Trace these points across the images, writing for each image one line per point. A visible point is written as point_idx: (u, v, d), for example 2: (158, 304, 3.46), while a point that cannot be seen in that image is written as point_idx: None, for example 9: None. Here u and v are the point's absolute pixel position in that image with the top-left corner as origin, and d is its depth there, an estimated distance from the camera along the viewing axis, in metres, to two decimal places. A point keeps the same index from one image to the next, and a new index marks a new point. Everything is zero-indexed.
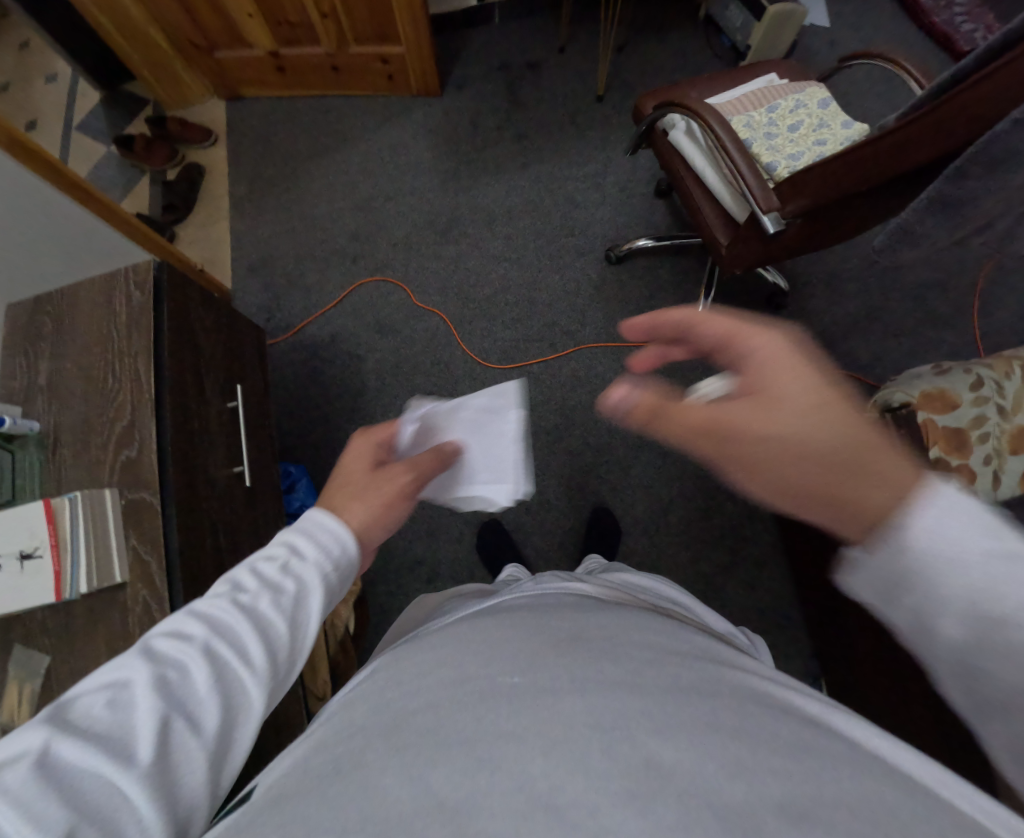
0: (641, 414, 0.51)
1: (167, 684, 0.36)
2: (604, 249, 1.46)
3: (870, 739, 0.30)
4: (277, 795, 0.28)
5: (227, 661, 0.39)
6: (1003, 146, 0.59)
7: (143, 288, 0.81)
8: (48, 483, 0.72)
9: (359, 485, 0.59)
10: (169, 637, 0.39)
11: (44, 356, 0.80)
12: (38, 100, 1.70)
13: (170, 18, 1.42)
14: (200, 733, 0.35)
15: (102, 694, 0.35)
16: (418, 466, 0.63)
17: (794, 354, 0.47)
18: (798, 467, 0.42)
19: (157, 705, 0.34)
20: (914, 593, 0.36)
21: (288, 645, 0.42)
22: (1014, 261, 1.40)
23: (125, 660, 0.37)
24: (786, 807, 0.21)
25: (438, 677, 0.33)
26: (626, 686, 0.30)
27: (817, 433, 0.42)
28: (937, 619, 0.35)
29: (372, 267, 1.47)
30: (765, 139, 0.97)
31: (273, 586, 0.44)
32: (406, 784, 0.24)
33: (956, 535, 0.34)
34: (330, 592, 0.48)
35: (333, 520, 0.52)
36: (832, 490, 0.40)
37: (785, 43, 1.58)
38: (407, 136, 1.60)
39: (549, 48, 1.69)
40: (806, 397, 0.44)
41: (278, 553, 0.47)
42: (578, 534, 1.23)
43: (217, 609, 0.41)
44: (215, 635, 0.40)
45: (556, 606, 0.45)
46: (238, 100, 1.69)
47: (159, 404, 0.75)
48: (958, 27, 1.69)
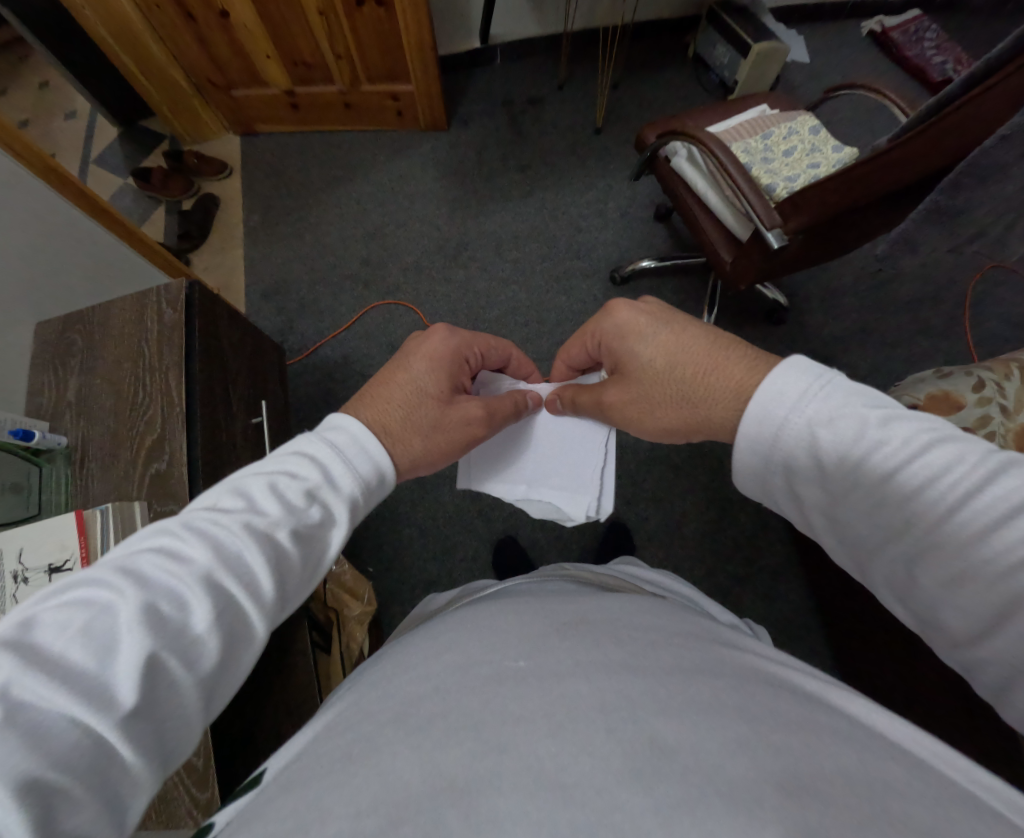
0: (566, 404, 0.70)
1: (158, 611, 0.33)
2: (608, 271, 1.51)
3: (867, 715, 0.31)
4: (296, 775, 0.29)
5: (229, 593, 0.37)
6: (990, 160, 0.63)
7: (174, 307, 0.86)
8: (75, 497, 0.76)
9: (428, 418, 0.62)
10: (162, 558, 0.36)
11: (73, 373, 0.84)
12: (58, 136, 1.80)
13: (191, 58, 1.52)
14: (192, 667, 0.33)
15: (80, 618, 0.31)
16: (496, 410, 0.67)
17: (636, 319, 0.60)
18: (670, 414, 0.57)
19: (145, 639, 0.32)
20: (779, 470, 0.46)
21: (293, 580, 0.42)
22: (1008, 274, 1.44)
23: (113, 579, 0.34)
24: (782, 784, 0.23)
25: (446, 663, 0.35)
26: (628, 668, 0.31)
27: (672, 381, 0.56)
28: (799, 483, 0.45)
29: (384, 291, 1.52)
30: (761, 164, 1.01)
31: (288, 515, 0.43)
32: (421, 765, 0.25)
33: (789, 408, 0.44)
34: (343, 529, 0.47)
35: (365, 443, 0.53)
36: (693, 419, 0.54)
37: (771, 74, 1.68)
38: (415, 167, 1.68)
39: (548, 85, 1.78)
40: (656, 357, 0.58)
41: (295, 482, 0.46)
42: (590, 548, 1.24)
43: (223, 535, 0.39)
44: (217, 564, 0.37)
45: (560, 593, 0.47)
46: (253, 135, 1.78)
47: (190, 417, 0.79)
48: (931, 60, 1.79)
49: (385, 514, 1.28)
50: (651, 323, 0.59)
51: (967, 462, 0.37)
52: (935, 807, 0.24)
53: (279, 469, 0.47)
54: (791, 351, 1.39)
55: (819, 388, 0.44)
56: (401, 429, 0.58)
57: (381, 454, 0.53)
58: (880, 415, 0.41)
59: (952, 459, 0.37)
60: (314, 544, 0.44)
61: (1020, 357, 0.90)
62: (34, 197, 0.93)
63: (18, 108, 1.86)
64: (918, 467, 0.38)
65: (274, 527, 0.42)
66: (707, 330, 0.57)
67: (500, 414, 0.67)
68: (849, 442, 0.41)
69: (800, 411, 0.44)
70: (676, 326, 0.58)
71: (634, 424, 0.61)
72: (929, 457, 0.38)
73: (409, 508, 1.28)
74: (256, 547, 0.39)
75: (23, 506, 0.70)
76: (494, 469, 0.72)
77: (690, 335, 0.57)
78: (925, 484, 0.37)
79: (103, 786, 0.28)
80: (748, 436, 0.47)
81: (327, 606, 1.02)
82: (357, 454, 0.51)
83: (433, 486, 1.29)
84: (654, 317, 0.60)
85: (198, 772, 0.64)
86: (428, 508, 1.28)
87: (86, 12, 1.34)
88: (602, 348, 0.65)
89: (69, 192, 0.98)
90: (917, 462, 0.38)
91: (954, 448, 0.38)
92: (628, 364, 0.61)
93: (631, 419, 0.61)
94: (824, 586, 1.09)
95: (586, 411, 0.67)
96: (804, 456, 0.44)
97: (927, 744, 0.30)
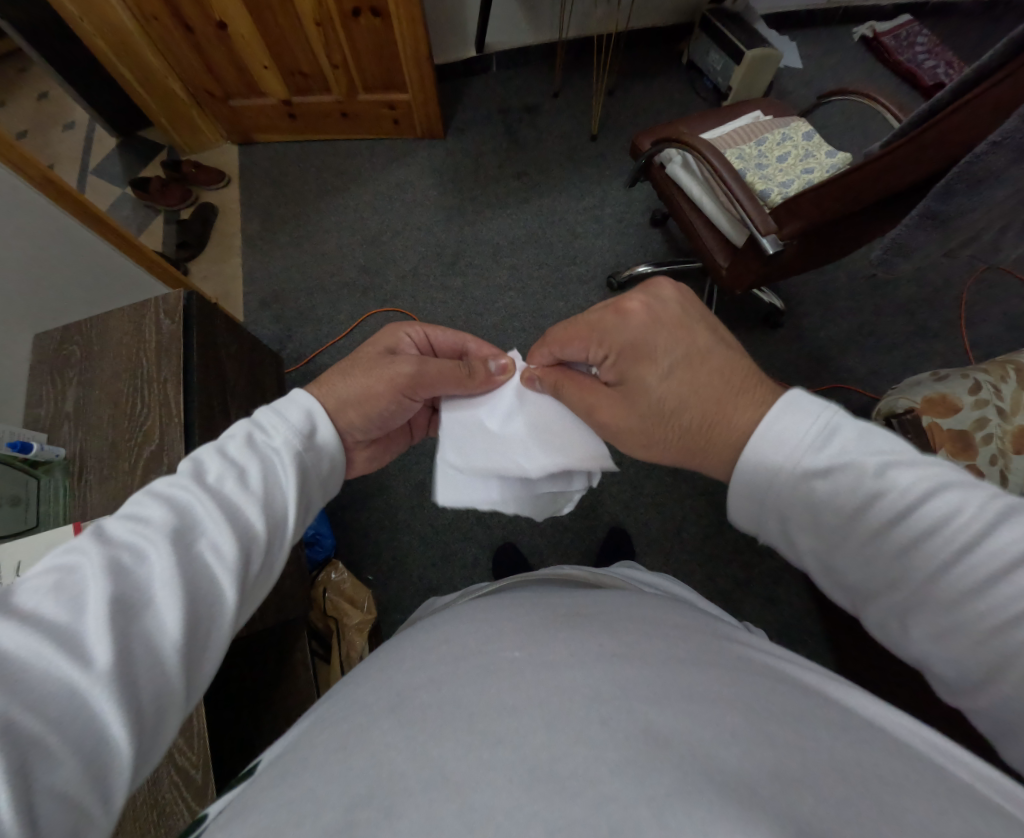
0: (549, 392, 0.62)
1: (120, 564, 0.35)
2: (604, 277, 1.52)
3: (863, 706, 0.32)
4: (290, 767, 0.29)
5: (192, 545, 0.38)
6: (980, 168, 0.64)
7: (172, 318, 0.86)
8: (74, 508, 0.75)
9: (359, 366, 0.63)
10: (126, 521, 0.38)
11: (72, 384, 0.84)
12: (55, 147, 1.80)
13: (188, 69, 1.53)
14: (161, 614, 0.34)
15: (48, 575, 0.33)
16: (423, 368, 0.62)
17: (653, 337, 0.52)
18: (664, 453, 0.55)
19: (110, 586, 0.33)
20: (774, 515, 0.45)
21: (260, 532, 0.43)
22: (1003, 275, 1.45)
23: (78, 542, 0.36)
24: (777, 776, 0.23)
25: (441, 654, 0.35)
26: (622, 658, 0.31)
27: (679, 419, 0.51)
28: (793, 530, 0.44)
29: (382, 299, 1.53)
30: (755, 170, 1.02)
31: (237, 473, 0.45)
32: (415, 757, 0.25)
33: (790, 451, 0.43)
34: (299, 485, 0.49)
35: (302, 412, 0.55)
36: (694, 464, 0.53)
37: (764, 81, 1.69)
38: (412, 174, 1.69)
39: (544, 92, 1.79)
40: (665, 389, 0.52)
41: (243, 445, 0.48)
42: (591, 554, 1.23)
43: (181, 497, 0.41)
44: (173, 520, 0.39)
45: (555, 589, 0.47)
46: (250, 144, 1.79)
47: (188, 426, 0.79)
48: (922, 65, 1.81)
49: (384, 521, 1.28)
50: (677, 352, 0.52)
51: (963, 514, 0.37)
52: (929, 800, 0.24)
53: (225, 439, 0.49)
54: (788, 354, 1.39)
55: (819, 432, 0.42)
56: (328, 376, 0.62)
57: (317, 414, 0.56)
58: (876, 464, 0.40)
59: (953, 507, 0.37)
60: (269, 497, 0.46)
61: (1015, 359, 0.90)
62: (30, 207, 0.93)
63: (16, 119, 1.87)
64: (919, 516, 0.38)
65: (226, 485, 0.44)
66: (729, 363, 0.51)
67: (436, 373, 0.63)
68: (847, 493, 0.41)
69: (797, 460, 0.43)
70: (695, 360, 0.51)
71: (624, 443, 0.58)
72: (932, 503, 0.38)
73: (409, 516, 1.28)
74: (210, 503, 0.41)
75: (20, 519, 0.70)
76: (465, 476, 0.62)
77: (712, 377, 0.50)
78: (921, 537, 0.38)
79: (80, 730, 0.28)
80: (744, 480, 0.46)
81: (327, 615, 1.04)
82: (293, 417, 0.54)
83: (432, 493, 1.29)
84: (673, 339, 0.52)
85: (196, 784, 0.63)
86: (427, 515, 1.28)
87: (83, 24, 1.35)
88: (603, 352, 0.55)
89: (65, 201, 0.97)
90: (919, 510, 0.38)
91: (957, 495, 0.38)
92: (630, 385, 0.54)
93: (621, 436, 0.57)
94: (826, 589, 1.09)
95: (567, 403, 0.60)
96: (800, 506, 0.43)
97: (921, 734, 0.30)
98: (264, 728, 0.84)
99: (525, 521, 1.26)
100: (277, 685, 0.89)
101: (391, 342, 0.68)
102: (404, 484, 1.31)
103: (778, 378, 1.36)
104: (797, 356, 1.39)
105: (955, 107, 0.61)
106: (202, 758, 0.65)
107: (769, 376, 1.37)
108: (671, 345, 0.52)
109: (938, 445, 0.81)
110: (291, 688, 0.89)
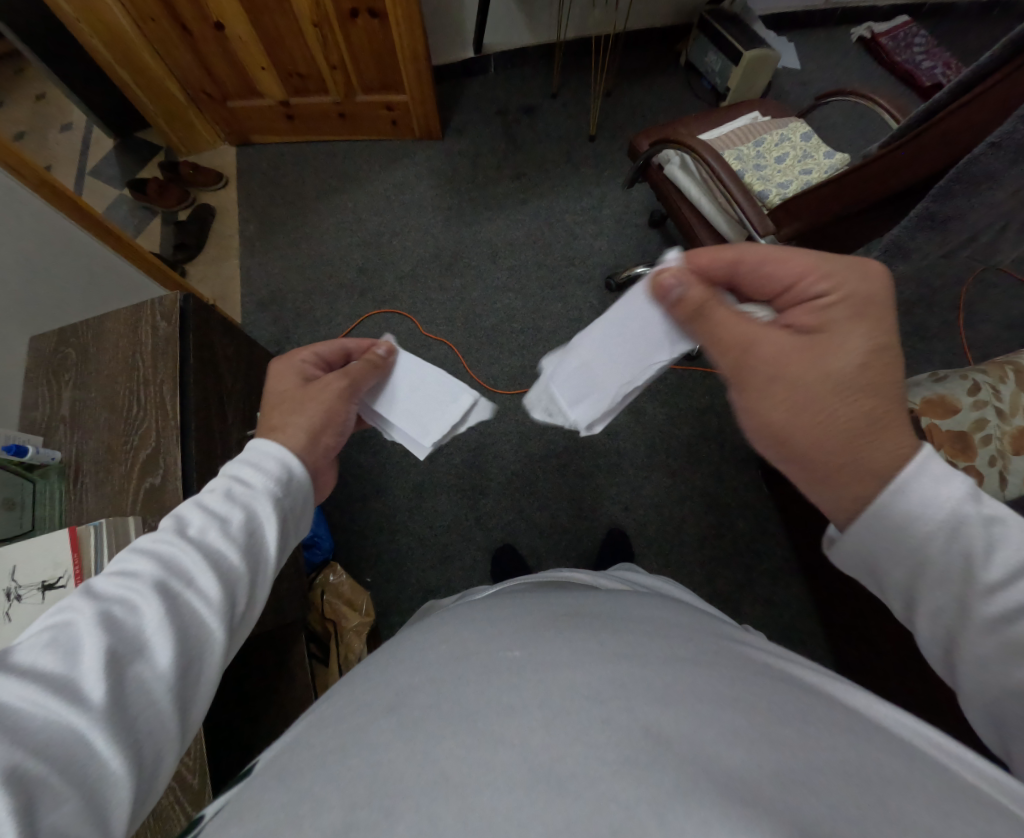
0: (683, 315, 0.58)
1: (112, 618, 0.37)
2: (603, 277, 1.52)
3: (865, 706, 0.31)
4: (290, 767, 0.29)
5: (178, 594, 0.40)
6: (979, 169, 0.63)
7: (168, 320, 0.85)
8: (69, 513, 0.75)
9: (296, 399, 0.61)
10: (114, 575, 0.40)
11: (68, 386, 0.84)
12: (52, 148, 1.80)
13: (186, 71, 1.53)
14: (152, 662, 0.36)
15: (44, 632, 0.35)
16: (350, 374, 0.64)
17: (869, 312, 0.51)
18: (792, 415, 0.51)
19: (103, 640, 0.35)
20: (904, 566, 0.44)
21: (244, 575, 0.44)
22: (1000, 275, 1.45)
23: (70, 599, 0.38)
24: (778, 777, 0.22)
25: (442, 654, 0.34)
26: (622, 657, 0.31)
27: (855, 395, 0.48)
28: (923, 583, 0.43)
29: (380, 300, 1.52)
30: (753, 171, 1.02)
31: (219, 522, 0.46)
32: (414, 756, 0.25)
33: (941, 509, 0.42)
34: (285, 525, 0.50)
35: (275, 450, 0.54)
36: (837, 453, 0.48)
37: (761, 82, 1.70)
38: (411, 175, 1.68)
39: (542, 93, 1.79)
40: (854, 360, 0.49)
41: (222, 489, 0.49)
42: (591, 556, 1.23)
43: (165, 547, 0.43)
44: (161, 571, 0.41)
45: (554, 589, 0.46)
46: (248, 145, 1.78)
47: (185, 430, 0.79)
48: (919, 65, 1.81)
49: (383, 523, 1.27)
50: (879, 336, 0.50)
51: None
52: (932, 801, 0.23)
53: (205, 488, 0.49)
54: None
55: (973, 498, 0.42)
56: (283, 419, 0.59)
57: (293, 459, 0.54)
58: None
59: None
60: (255, 542, 0.47)
61: (1015, 359, 0.90)
62: (24, 206, 0.92)
63: (14, 121, 1.86)
64: None
65: (210, 534, 0.44)
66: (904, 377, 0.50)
67: (359, 372, 0.66)
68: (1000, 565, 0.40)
69: (949, 519, 0.42)
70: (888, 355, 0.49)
71: (762, 394, 0.53)
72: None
73: (408, 518, 1.27)
74: (195, 552, 0.43)
75: (16, 522, 0.70)
76: (418, 418, 0.68)
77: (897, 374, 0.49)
78: None
79: (83, 776, 0.31)
80: (871, 520, 0.45)
81: (326, 617, 1.03)
82: (272, 460, 0.53)
83: (432, 495, 1.29)
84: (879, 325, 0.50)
85: (193, 789, 0.63)
86: (426, 517, 1.27)
87: (80, 26, 1.35)
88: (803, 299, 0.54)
89: (57, 200, 0.97)
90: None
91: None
92: (810, 343, 0.51)
93: (771, 383, 0.52)
94: (826, 589, 1.09)
95: (714, 325, 0.56)
96: (940, 562, 0.42)
97: (923, 735, 0.30)
98: (262, 731, 0.84)
99: (525, 522, 1.26)
100: (276, 688, 0.88)
101: (287, 375, 0.65)
102: (403, 485, 1.30)
103: None
104: None
105: (954, 107, 0.61)
106: (197, 761, 0.64)
107: None
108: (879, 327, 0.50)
109: (936, 445, 0.81)
110: (290, 691, 0.88)
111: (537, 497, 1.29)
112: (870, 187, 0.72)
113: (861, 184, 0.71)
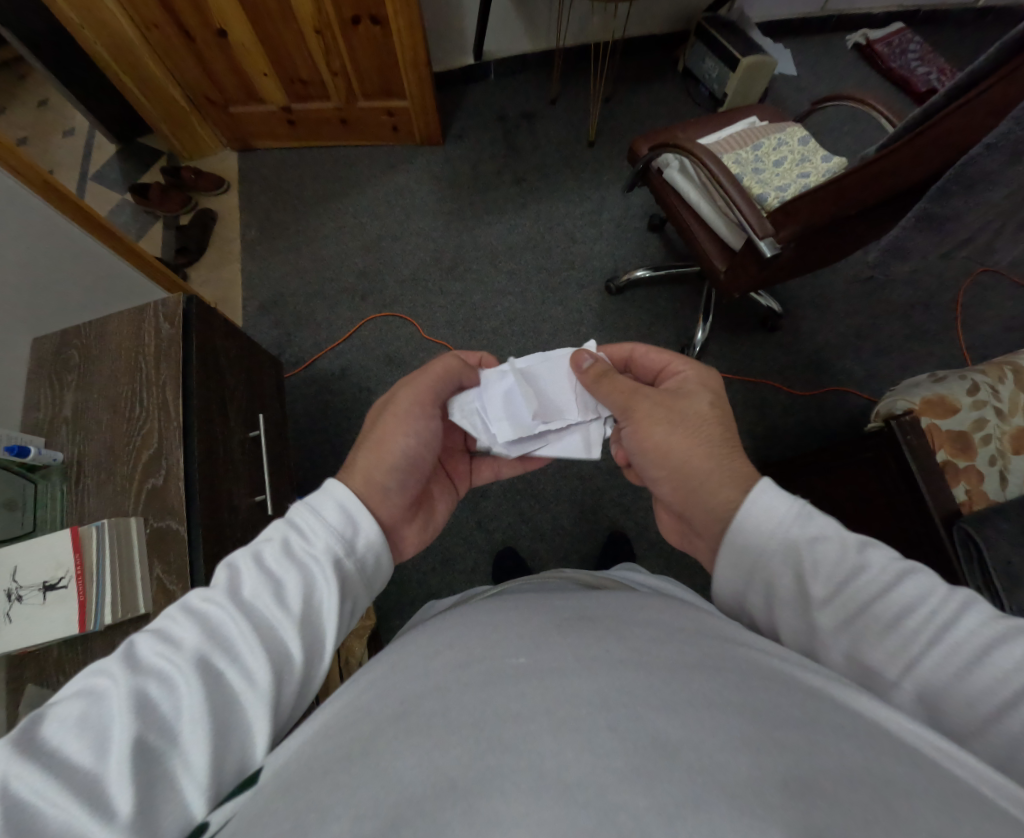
0: (592, 380, 0.66)
1: (148, 698, 0.37)
2: (603, 282, 1.53)
3: (871, 711, 0.31)
4: (295, 776, 0.29)
5: (218, 671, 0.40)
6: (976, 170, 0.64)
7: (171, 322, 0.86)
8: (70, 514, 0.75)
9: (372, 428, 0.66)
10: (158, 643, 0.41)
11: (70, 387, 0.84)
12: (56, 153, 1.81)
13: (188, 76, 1.54)
14: (184, 753, 0.36)
15: (83, 708, 0.36)
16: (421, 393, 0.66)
17: (706, 388, 0.63)
18: (670, 456, 0.58)
19: (130, 728, 0.35)
20: (758, 585, 0.47)
21: (290, 654, 0.43)
22: (997, 277, 1.46)
23: (111, 667, 0.39)
24: (789, 783, 0.23)
25: (446, 660, 0.34)
26: (630, 664, 0.31)
27: (711, 429, 0.58)
28: (778, 604, 0.46)
29: (381, 304, 1.53)
30: (752, 174, 1.03)
31: (273, 587, 0.45)
32: (420, 765, 0.25)
33: (777, 523, 0.47)
34: (342, 592, 0.49)
35: (343, 493, 0.53)
36: (702, 467, 0.55)
37: (758, 88, 1.71)
38: (411, 180, 1.70)
39: (541, 99, 1.81)
40: (705, 407, 0.60)
41: (278, 545, 0.49)
42: (592, 558, 1.23)
43: (214, 615, 0.43)
44: (204, 645, 0.41)
45: (556, 593, 0.47)
46: (249, 151, 1.80)
47: (187, 431, 0.79)
48: (914, 71, 1.83)
49: None
50: (716, 401, 0.61)
51: (935, 597, 0.40)
52: (934, 801, 0.24)
53: (262, 542, 0.49)
54: (786, 357, 1.40)
55: (801, 512, 0.47)
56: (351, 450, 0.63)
57: (358, 509, 0.53)
58: (856, 542, 0.45)
59: (924, 592, 0.41)
60: (307, 613, 0.46)
61: (1014, 359, 0.90)
62: (26, 208, 0.92)
63: (17, 127, 1.87)
64: (895, 596, 0.41)
65: (261, 602, 0.45)
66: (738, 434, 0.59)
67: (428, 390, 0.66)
68: (834, 566, 0.44)
69: (785, 530, 0.47)
70: (723, 412, 0.60)
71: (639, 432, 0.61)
72: (902, 588, 0.42)
73: None
74: (243, 624, 0.43)
75: (18, 523, 0.70)
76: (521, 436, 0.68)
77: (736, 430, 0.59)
78: (904, 614, 0.40)
79: None
80: (738, 541, 0.48)
81: None
82: (338, 512, 0.52)
83: None
84: (712, 393, 0.62)
85: None
86: None
87: (85, 32, 1.36)
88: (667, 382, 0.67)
89: (59, 202, 0.98)
90: (893, 590, 0.42)
91: (924, 584, 0.41)
92: (680, 394, 0.62)
93: (653, 420, 0.60)
94: None
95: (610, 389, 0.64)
96: (787, 580, 0.45)
97: (927, 739, 0.30)
98: None
99: (526, 526, 1.26)
100: None
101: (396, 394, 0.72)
102: None
103: (776, 380, 1.37)
104: (795, 359, 1.39)
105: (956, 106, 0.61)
106: None
107: (766, 380, 1.38)
108: (718, 398, 0.62)
109: (936, 445, 0.81)
110: None
111: (539, 501, 1.29)
112: (869, 192, 0.73)
113: (864, 189, 0.72)
